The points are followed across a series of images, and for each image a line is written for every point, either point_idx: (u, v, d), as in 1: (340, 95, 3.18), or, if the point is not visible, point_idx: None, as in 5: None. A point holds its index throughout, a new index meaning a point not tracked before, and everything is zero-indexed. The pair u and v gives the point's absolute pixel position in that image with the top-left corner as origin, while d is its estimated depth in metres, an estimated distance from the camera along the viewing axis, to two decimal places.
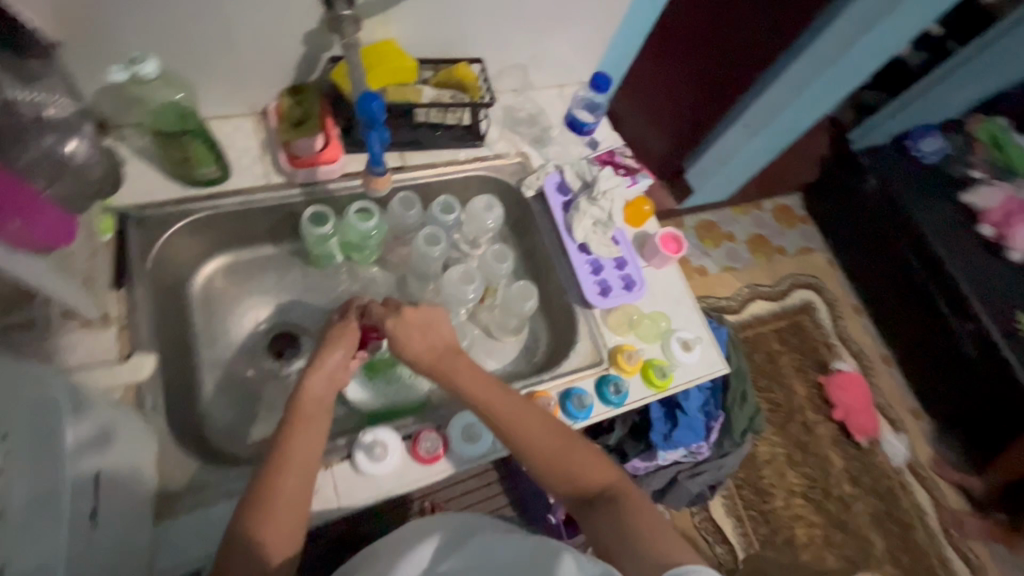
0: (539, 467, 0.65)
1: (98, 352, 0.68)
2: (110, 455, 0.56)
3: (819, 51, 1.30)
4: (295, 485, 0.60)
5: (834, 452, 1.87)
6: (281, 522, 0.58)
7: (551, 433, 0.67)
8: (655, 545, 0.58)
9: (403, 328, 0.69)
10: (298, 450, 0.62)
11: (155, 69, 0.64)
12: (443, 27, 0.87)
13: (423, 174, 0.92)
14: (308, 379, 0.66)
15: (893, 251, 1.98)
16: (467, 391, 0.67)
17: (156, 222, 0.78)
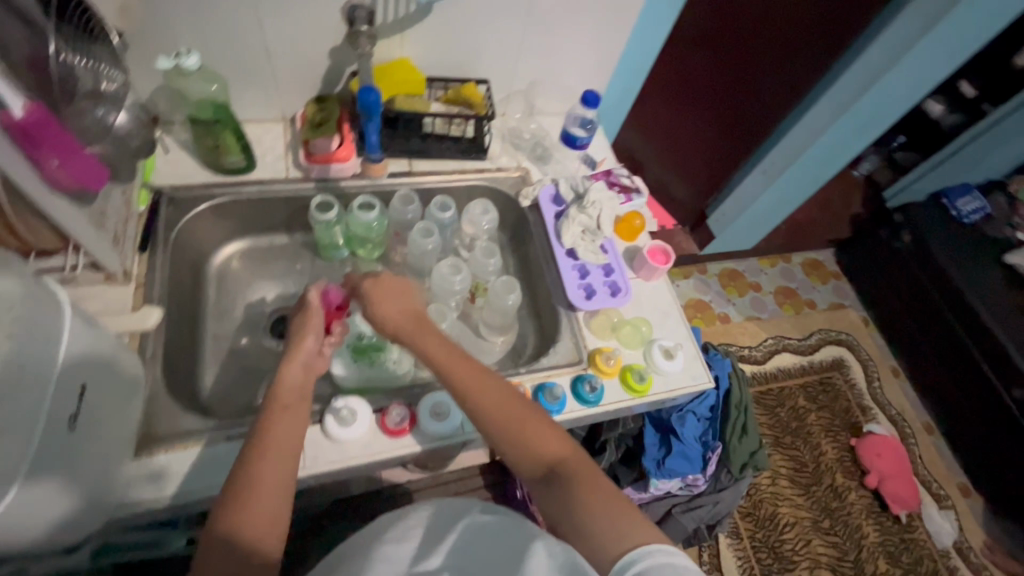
0: (492, 430, 0.61)
1: (115, 303, 0.77)
2: (103, 379, 0.63)
3: (841, 94, 1.24)
4: (278, 465, 0.56)
5: (868, 523, 1.68)
6: (262, 510, 0.53)
7: (508, 401, 0.62)
8: (603, 524, 0.51)
9: (375, 298, 0.74)
10: (279, 435, 0.59)
11: (197, 64, 0.77)
12: (452, 50, 0.97)
13: (427, 178, 1.00)
14: (283, 371, 0.66)
15: (931, 312, 1.84)
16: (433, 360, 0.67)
17: (185, 202, 0.89)
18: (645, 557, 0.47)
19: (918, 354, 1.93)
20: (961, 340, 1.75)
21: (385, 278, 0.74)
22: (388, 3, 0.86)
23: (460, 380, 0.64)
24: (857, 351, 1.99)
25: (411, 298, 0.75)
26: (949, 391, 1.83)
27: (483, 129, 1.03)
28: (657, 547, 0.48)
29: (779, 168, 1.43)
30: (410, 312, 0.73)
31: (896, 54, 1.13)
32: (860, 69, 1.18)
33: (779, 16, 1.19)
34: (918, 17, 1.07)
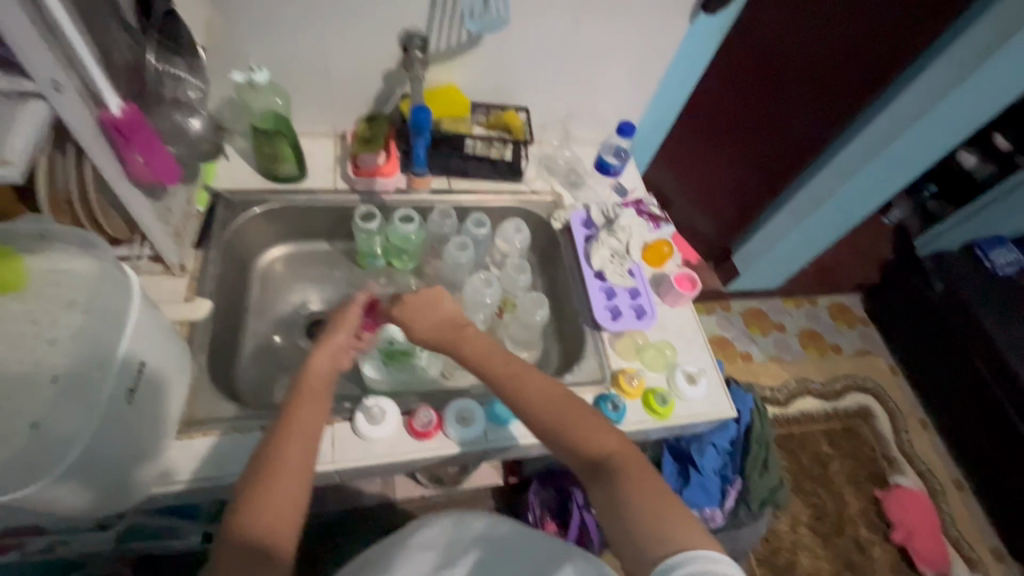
0: (542, 422, 0.63)
1: (169, 293, 0.82)
2: (158, 359, 0.68)
3: (871, 139, 1.26)
4: (300, 457, 0.57)
5: None
6: (276, 501, 0.54)
7: (558, 397, 0.65)
8: (653, 526, 0.52)
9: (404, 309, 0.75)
10: (302, 424, 0.60)
11: (265, 79, 0.85)
12: (497, 78, 1.04)
13: (464, 197, 1.05)
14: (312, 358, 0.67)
15: (964, 364, 1.80)
16: (475, 355, 0.70)
17: (239, 204, 0.95)
18: (689, 560, 0.48)
19: (948, 408, 1.87)
20: (994, 396, 1.70)
21: (414, 293, 0.74)
22: (441, 33, 0.93)
23: (501, 377, 0.66)
24: (883, 400, 1.94)
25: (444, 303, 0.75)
26: (982, 449, 1.76)
27: (520, 153, 1.07)
28: (699, 553, 0.49)
29: (807, 208, 1.45)
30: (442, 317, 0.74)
31: (927, 104, 1.16)
32: (892, 115, 1.20)
33: (810, 67, 1.23)
34: (949, 70, 1.10)
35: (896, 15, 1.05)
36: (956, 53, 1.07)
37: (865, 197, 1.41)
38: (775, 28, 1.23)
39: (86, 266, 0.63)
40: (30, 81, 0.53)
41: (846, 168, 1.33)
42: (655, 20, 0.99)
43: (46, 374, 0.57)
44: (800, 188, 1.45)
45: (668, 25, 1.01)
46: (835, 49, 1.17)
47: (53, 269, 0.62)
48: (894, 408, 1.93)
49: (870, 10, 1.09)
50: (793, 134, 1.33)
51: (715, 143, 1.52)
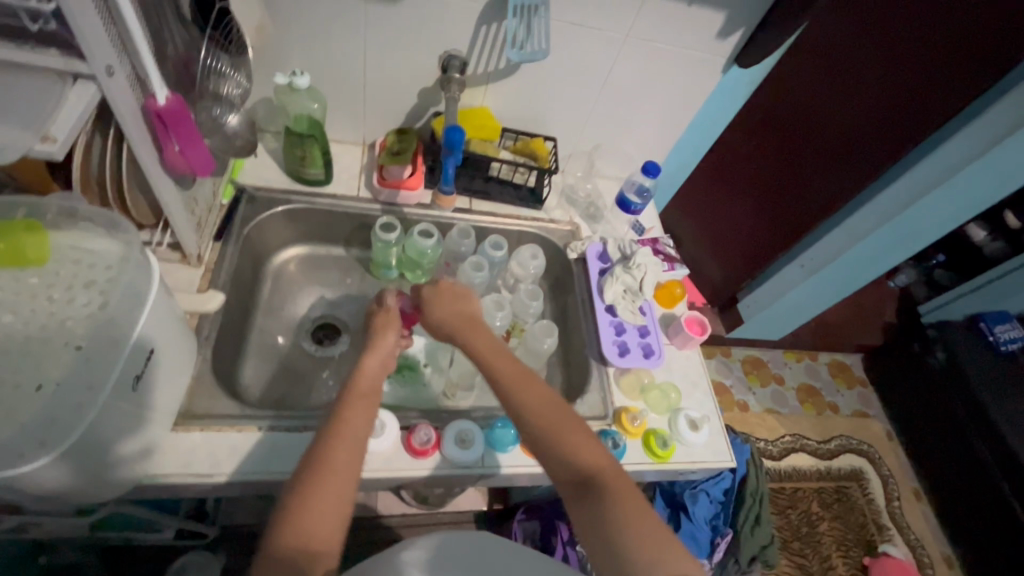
0: (535, 429, 0.63)
1: (183, 282, 0.83)
2: (168, 347, 0.68)
3: (887, 202, 1.27)
4: (347, 460, 0.59)
5: None
6: (324, 506, 0.55)
7: (551, 408, 0.64)
8: (631, 543, 0.53)
9: (431, 304, 0.76)
10: (352, 425, 0.62)
11: (306, 83, 0.87)
12: (528, 107, 1.06)
13: (484, 218, 1.06)
14: (364, 360, 0.69)
15: (961, 439, 1.78)
16: (485, 351, 0.70)
17: (263, 202, 0.96)
18: None
19: (943, 481, 1.85)
20: (989, 473, 1.68)
21: (444, 283, 0.76)
22: (481, 57, 0.95)
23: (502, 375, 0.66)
24: (877, 465, 1.91)
25: (468, 301, 0.77)
26: (976, 527, 1.73)
27: (543, 181, 1.09)
28: None
29: (817, 264, 1.46)
30: (460, 314, 0.74)
31: (943, 174, 1.17)
32: (909, 182, 1.21)
33: (831, 126, 1.24)
34: (968, 143, 1.11)
35: (916, 86, 1.07)
36: (973, 129, 1.10)
37: (870, 260, 1.42)
38: (802, 84, 1.26)
39: (112, 247, 0.63)
40: (83, 62, 0.54)
41: (857, 229, 1.34)
42: (688, 68, 1.02)
43: (62, 352, 0.57)
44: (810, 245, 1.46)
45: (699, 74, 1.04)
46: (855, 112, 1.19)
47: (79, 247, 0.62)
48: (887, 475, 1.90)
49: (892, 76, 1.11)
50: (808, 192, 1.34)
51: (732, 191, 1.53)
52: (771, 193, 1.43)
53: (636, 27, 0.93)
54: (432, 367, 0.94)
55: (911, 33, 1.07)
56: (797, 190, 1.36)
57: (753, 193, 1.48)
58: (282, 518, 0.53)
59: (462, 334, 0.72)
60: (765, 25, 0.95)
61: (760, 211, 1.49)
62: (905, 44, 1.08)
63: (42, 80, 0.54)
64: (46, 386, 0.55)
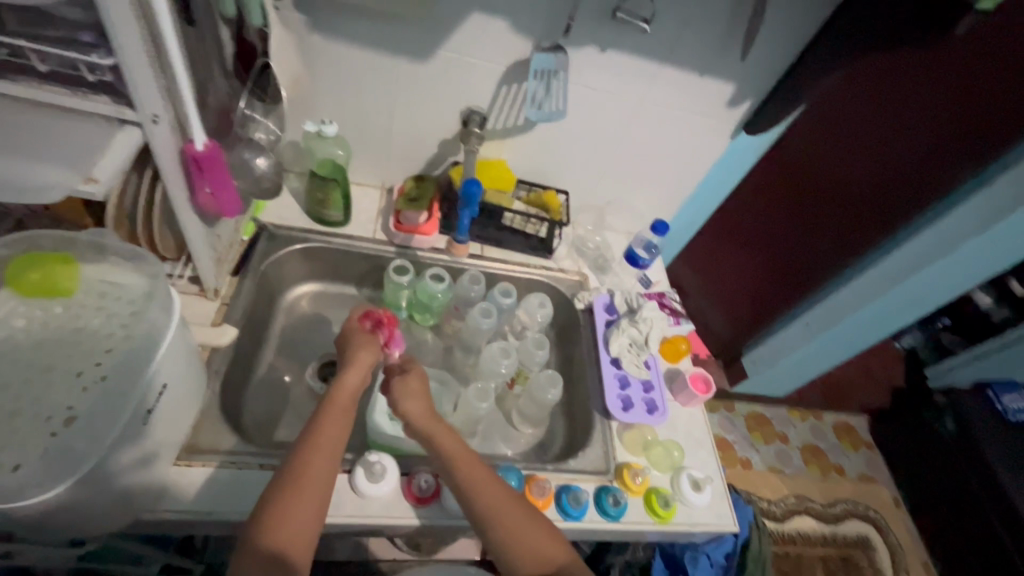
0: (497, 530, 0.66)
1: (199, 315, 0.84)
2: (179, 381, 0.69)
3: (890, 271, 1.28)
4: (321, 470, 0.65)
5: None
6: (297, 516, 0.61)
7: (514, 502, 0.69)
8: None
9: (399, 391, 0.78)
10: (328, 437, 0.68)
11: (333, 131, 0.91)
12: (543, 161, 1.10)
13: (493, 265, 1.09)
14: (345, 373, 0.77)
15: (972, 510, 1.74)
16: (447, 451, 0.72)
17: (282, 239, 0.99)
18: None
19: (954, 554, 1.79)
20: (1000, 547, 1.63)
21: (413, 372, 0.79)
22: (500, 114, 0.99)
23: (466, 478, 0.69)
24: (885, 533, 1.86)
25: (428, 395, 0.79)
26: None
27: (554, 232, 1.12)
28: None
29: (822, 325, 1.46)
30: (425, 411, 0.76)
31: (949, 245, 1.18)
32: (910, 252, 1.23)
33: (836, 191, 1.27)
34: (970, 219, 1.13)
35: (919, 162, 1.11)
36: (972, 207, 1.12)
37: (875, 324, 1.42)
38: (808, 152, 1.30)
39: (137, 282, 0.65)
40: (131, 110, 0.57)
41: (861, 292, 1.35)
42: (698, 132, 1.06)
43: (78, 383, 0.58)
44: (814, 304, 1.47)
45: (708, 138, 1.08)
46: (860, 182, 1.22)
47: (107, 279, 0.65)
48: (895, 545, 1.84)
49: (894, 148, 1.14)
50: (814, 253, 1.36)
51: (738, 248, 1.55)
52: (777, 252, 1.45)
53: (649, 95, 0.98)
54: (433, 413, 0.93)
55: (911, 110, 1.10)
56: (802, 251, 1.38)
57: (759, 251, 1.50)
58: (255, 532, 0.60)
59: (428, 435, 0.74)
60: (773, 96, 1.00)
61: (766, 269, 1.50)
62: (909, 122, 1.11)
63: (92, 124, 0.58)
64: (59, 418, 0.56)
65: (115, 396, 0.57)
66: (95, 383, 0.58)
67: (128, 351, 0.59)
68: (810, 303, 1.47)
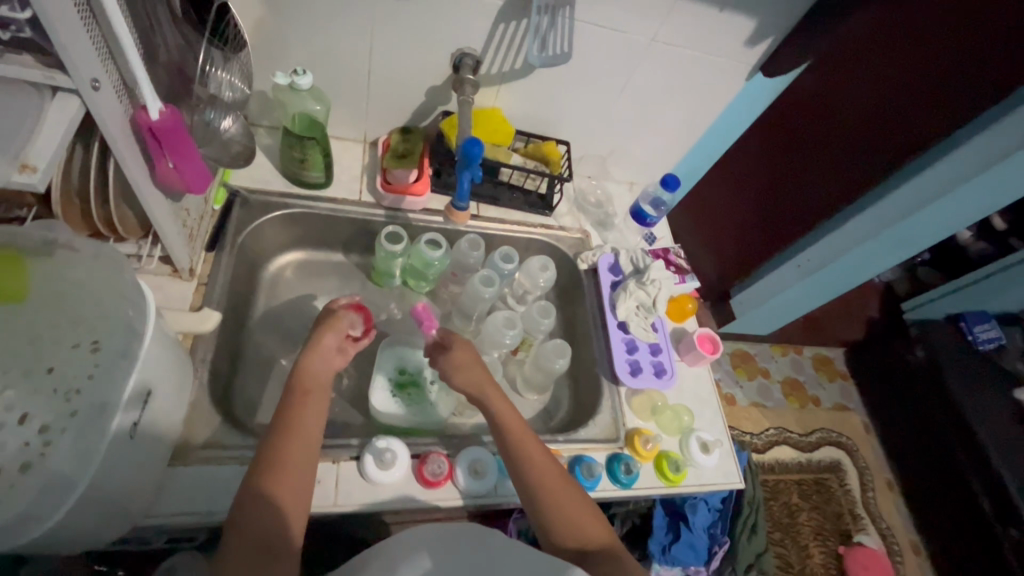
0: (541, 498, 0.65)
1: (174, 299, 0.76)
2: (162, 380, 0.63)
3: (887, 211, 1.22)
4: (299, 452, 0.62)
5: None
6: (279, 499, 0.59)
7: (560, 479, 0.67)
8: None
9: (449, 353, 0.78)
10: (303, 419, 0.65)
11: (308, 83, 0.79)
12: (542, 109, 1.00)
13: (491, 226, 1.02)
14: (306, 359, 0.71)
15: (935, 436, 1.85)
16: (504, 415, 0.72)
17: (257, 206, 0.89)
18: None
19: (916, 474, 1.92)
20: (959, 467, 1.76)
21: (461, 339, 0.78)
22: (497, 56, 0.88)
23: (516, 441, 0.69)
24: (855, 458, 1.97)
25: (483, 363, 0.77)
26: (942, 514, 1.82)
27: (555, 187, 1.06)
28: None
29: (812, 267, 1.42)
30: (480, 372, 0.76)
31: (950, 184, 1.11)
32: (910, 191, 1.17)
33: (839, 127, 1.18)
34: (975, 158, 1.06)
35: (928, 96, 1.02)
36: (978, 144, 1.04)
37: (861, 266, 1.39)
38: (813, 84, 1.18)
39: (98, 277, 0.56)
40: (64, 73, 0.46)
41: (855, 234, 1.29)
42: (712, 74, 0.97)
43: (59, 415, 0.52)
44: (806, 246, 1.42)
45: (722, 81, 0.99)
46: (867, 116, 1.12)
47: (69, 278, 0.56)
48: (864, 467, 1.96)
49: (908, 78, 1.04)
50: (812, 194, 1.29)
51: (735, 190, 1.47)
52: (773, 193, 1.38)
53: (664, 32, 0.88)
54: (438, 385, 0.91)
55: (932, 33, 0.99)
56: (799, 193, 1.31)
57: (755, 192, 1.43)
58: (236, 512, 0.57)
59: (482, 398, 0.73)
60: (798, 32, 0.91)
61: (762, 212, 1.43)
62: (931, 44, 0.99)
63: (16, 94, 0.47)
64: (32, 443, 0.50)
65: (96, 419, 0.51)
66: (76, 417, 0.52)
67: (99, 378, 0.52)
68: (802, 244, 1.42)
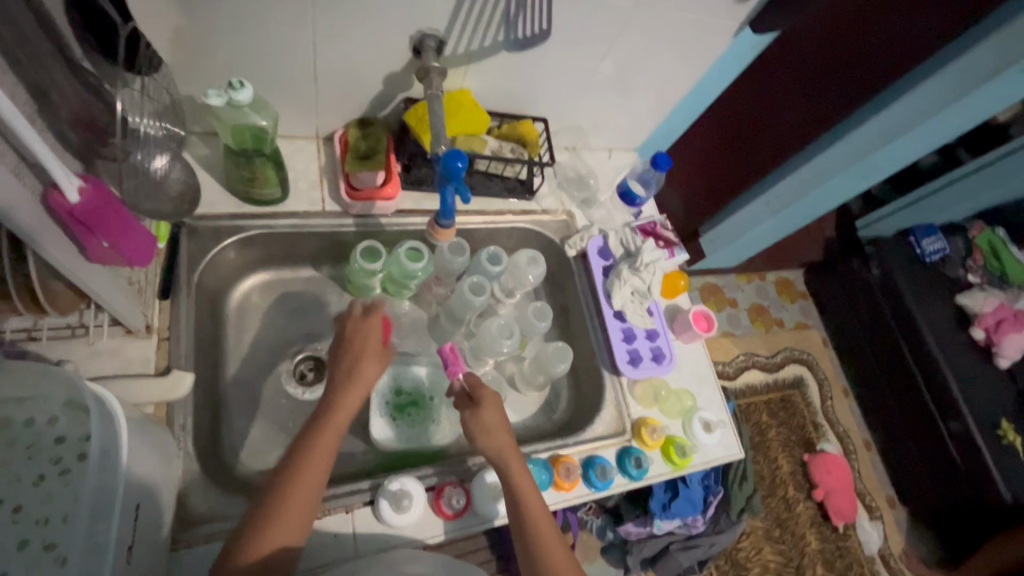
0: (536, 536, 0.66)
1: (135, 363, 0.67)
2: (148, 475, 0.56)
3: (860, 141, 1.01)
4: (324, 455, 0.64)
5: (811, 532, 1.62)
6: (287, 509, 0.60)
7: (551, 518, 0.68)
8: None
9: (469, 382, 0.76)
10: (335, 424, 0.67)
11: (249, 97, 0.67)
12: (515, 85, 0.89)
13: (471, 220, 0.94)
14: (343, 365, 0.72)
15: (884, 340, 1.72)
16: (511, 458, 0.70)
17: (209, 234, 0.78)
18: None
19: (869, 379, 1.80)
20: (911, 379, 1.65)
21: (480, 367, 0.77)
22: (465, 34, 0.76)
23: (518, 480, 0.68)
24: (815, 370, 1.84)
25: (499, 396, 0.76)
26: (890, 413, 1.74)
27: (535, 171, 0.99)
28: None
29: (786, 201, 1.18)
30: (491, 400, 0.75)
31: (942, 101, 0.90)
32: (887, 118, 0.96)
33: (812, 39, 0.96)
34: (973, 67, 0.84)
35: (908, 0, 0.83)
36: (958, 68, 0.85)
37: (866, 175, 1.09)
38: None
39: (48, 391, 0.48)
40: None
41: (833, 162, 1.06)
42: (698, 32, 0.89)
43: (48, 562, 0.44)
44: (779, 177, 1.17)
45: (706, 39, 0.91)
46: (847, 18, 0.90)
47: (17, 397, 0.48)
48: (823, 378, 1.84)
49: None
50: (779, 124, 1.08)
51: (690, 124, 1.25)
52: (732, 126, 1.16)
53: None
54: (439, 401, 0.89)
55: None
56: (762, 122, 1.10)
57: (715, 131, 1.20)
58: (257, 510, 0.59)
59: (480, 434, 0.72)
60: None
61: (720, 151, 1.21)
62: None
63: None
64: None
65: (95, 551, 0.45)
66: (67, 558, 0.44)
67: (89, 506, 0.44)
68: (774, 176, 1.17)
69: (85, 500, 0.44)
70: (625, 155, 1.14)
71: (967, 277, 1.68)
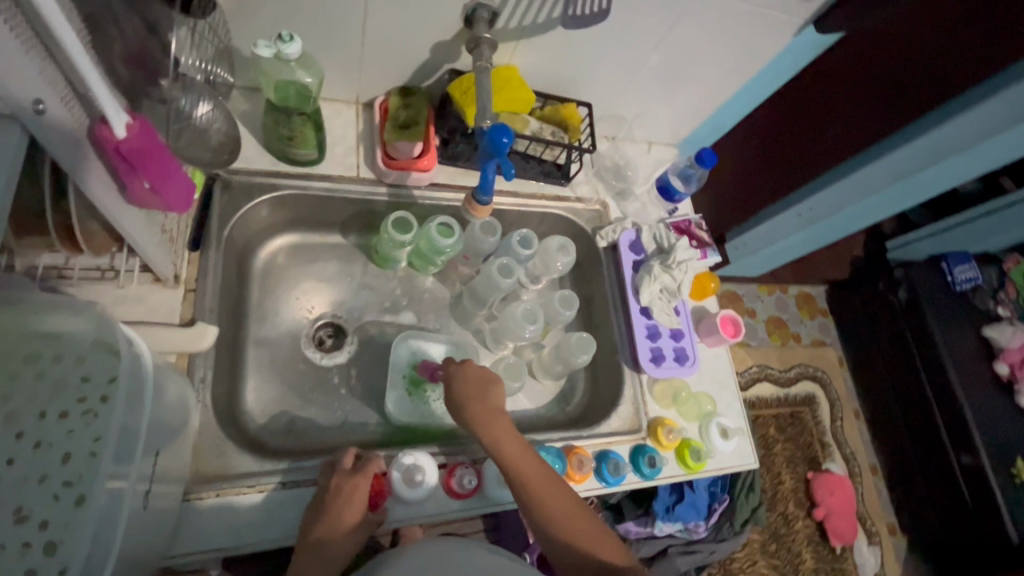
0: (558, 533, 0.64)
1: (161, 312, 0.67)
2: (168, 423, 0.56)
3: (901, 161, 0.95)
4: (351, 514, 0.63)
5: (807, 551, 1.60)
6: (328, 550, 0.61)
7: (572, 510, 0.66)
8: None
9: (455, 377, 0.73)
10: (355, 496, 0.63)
11: (298, 50, 0.66)
12: (562, 66, 0.87)
13: (504, 201, 0.92)
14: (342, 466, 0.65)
15: (906, 366, 1.67)
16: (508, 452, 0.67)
17: (242, 189, 0.77)
18: None
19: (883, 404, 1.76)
20: (928, 412, 1.60)
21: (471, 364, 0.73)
22: (520, 8, 0.73)
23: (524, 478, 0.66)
24: (828, 390, 1.80)
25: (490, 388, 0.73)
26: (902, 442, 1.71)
27: (574, 157, 0.96)
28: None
29: (819, 215, 1.13)
30: (483, 398, 0.71)
31: (993, 128, 0.83)
32: (932, 141, 0.90)
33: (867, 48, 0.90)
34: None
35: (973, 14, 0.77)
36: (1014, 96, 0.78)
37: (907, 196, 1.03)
38: None
39: (77, 329, 0.47)
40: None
41: (872, 180, 1.01)
42: (758, 27, 0.85)
43: (65, 501, 0.44)
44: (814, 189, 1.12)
45: (765, 35, 0.87)
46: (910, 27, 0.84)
47: (47, 331, 0.47)
48: (835, 398, 1.80)
49: None
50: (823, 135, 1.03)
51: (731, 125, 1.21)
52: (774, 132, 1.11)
53: None
54: None
55: None
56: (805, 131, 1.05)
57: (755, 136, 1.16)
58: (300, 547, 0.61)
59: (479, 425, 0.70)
60: None
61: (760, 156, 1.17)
62: None
63: None
64: (37, 542, 0.42)
65: (113, 493, 0.45)
66: (85, 497, 0.44)
67: (113, 447, 0.44)
68: (809, 187, 1.12)
69: (110, 442, 0.44)
70: (665, 150, 1.11)
71: (997, 311, 1.62)
